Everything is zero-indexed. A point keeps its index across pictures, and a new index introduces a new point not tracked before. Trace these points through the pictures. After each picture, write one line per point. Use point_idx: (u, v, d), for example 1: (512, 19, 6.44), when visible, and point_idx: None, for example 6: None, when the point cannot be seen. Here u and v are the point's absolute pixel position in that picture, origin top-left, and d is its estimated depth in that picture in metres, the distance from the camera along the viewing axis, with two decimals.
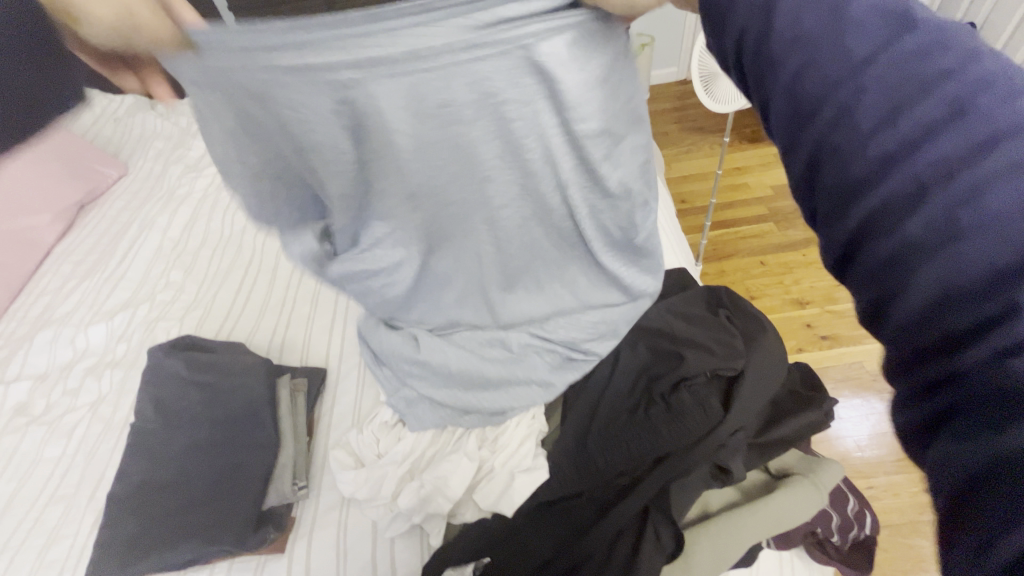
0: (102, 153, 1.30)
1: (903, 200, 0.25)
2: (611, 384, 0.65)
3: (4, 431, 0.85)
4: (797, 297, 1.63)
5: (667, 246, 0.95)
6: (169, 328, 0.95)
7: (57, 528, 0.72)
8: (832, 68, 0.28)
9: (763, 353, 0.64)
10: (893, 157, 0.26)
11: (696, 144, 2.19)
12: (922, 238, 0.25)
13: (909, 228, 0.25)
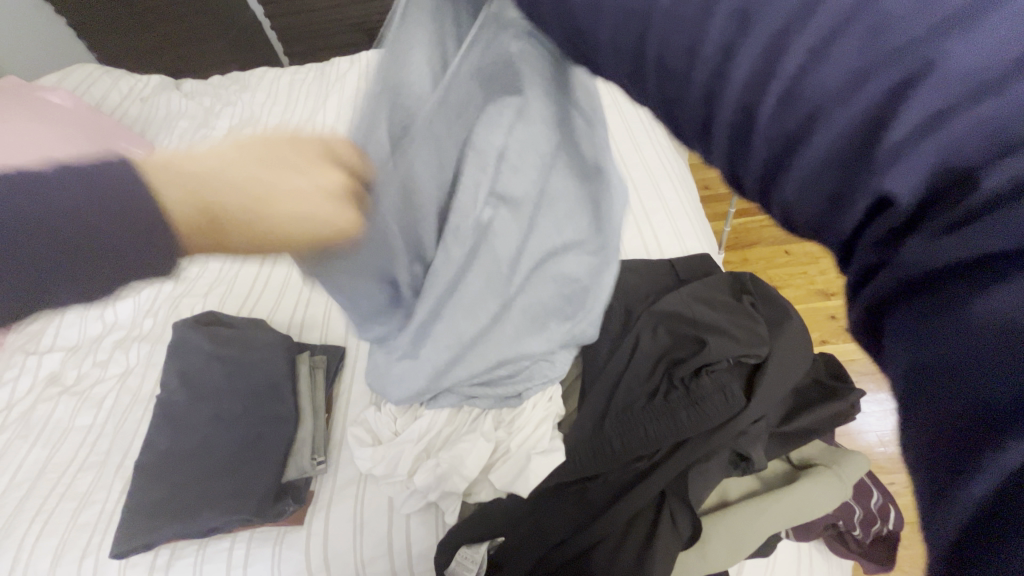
0: (130, 133, 1.32)
1: (790, 131, 0.19)
2: (629, 368, 0.64)
3: (38, 400, 0.88)
4: (824, 287, 1.59)
5: (690, 230, 0.93)
6: (193, 304, 0.97)
7: (88, 493, 0.75)
8: (667, 50, 0.21)
9: (789, 341, 0.63)
10: (743, 91, 0.20)
11: None
12: (839, 163, 0.18)
13: (822, 155, 0.19)
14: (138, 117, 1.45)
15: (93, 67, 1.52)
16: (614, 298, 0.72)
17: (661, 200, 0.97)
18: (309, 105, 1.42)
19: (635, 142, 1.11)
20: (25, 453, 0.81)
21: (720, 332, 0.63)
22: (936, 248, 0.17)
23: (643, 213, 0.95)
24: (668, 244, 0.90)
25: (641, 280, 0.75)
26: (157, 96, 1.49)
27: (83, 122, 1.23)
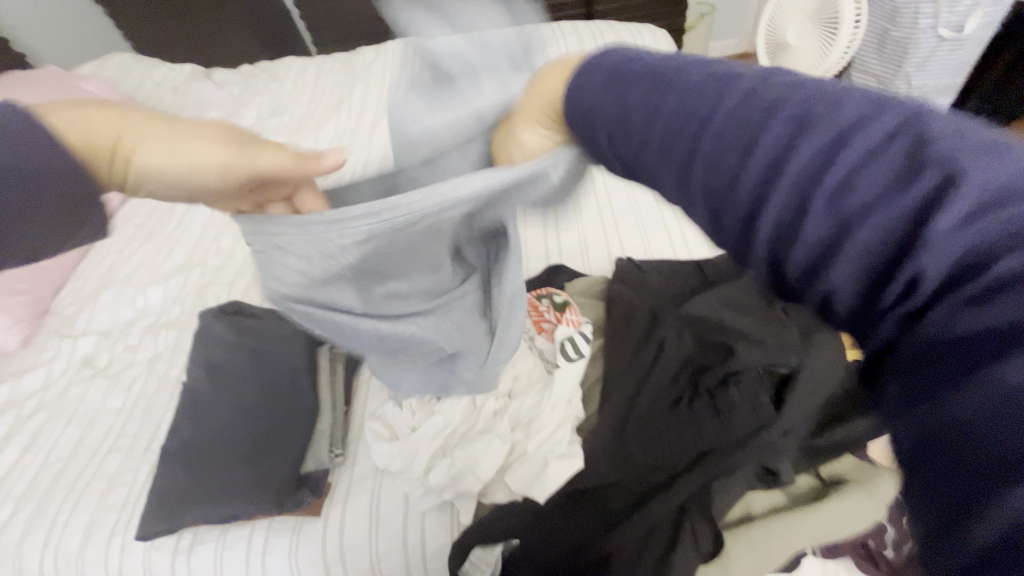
0: None
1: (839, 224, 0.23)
2: (653, 374, 0.61)
3: (73, 381, 0.91)
4: None
5: None
6: (219, 293, 0.99)
7: (117, 475, 0.77)
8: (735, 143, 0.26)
9: (823, 353, 0.60)
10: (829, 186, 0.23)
11: None
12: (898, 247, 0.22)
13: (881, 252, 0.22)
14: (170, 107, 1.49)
15: (128, 56, 1.56)
16: (639, 299, 0.70)
17: None
18: (336, 96, 1.43)
19: None
20: (58, 433, 0.84)
21: (750, 340, 0.61)
22: (955, 320, 0.20)
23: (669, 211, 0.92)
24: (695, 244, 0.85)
25: (666, 281, 0.73)
26: (189, 85, 1.52)
27: None
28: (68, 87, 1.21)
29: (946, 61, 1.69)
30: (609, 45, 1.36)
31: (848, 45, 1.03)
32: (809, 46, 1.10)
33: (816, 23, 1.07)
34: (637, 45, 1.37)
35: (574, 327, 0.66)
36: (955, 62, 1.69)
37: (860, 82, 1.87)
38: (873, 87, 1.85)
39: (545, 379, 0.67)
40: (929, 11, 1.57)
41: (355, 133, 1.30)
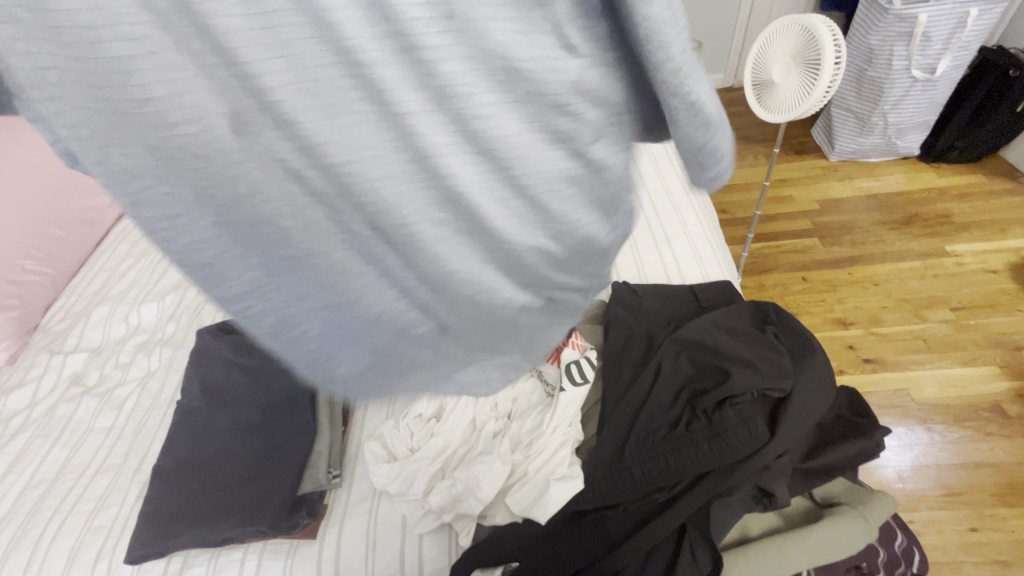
0: None
1: None
2: (651, 397, 0.63)
3: (61, 400, 0.90)
4: (840, 316, 1.60)
5: (711, 258, 0.92)
6: (215, 311, 0.99)
7: (105, 496, 0.76)
8: None
9: (815, 377, 0.62)
10: None
11: (740, 154, 2.19)
12: None
13: None
14: None
15: None
16: (635, 325, 0.72)
17: (681, 225, 0.98)
18: None
19: (657, 167, 1.12)
20: (43, 452, 0.82)
21: (744, 364, 0.63)
22: None
23: (663, 238, 0.96)
24: (689, 270, 0.89)
25: (663, 306, 0.76)
26: None
27: None
28: None
29: (919, 100, 1.85)
30: None
31: (828, 85, 1.09)
32: (792, 85, 1.15)
33: (798, 64, 1.13)
34: None
35: (578, 350, 0.68)
36: (928, 101, 1.86)
37: (839, 118, 2.02)
38: (852, 123, 2.00)
39: (545, 401, 0.68)
40: (903, 53, 1.76)
41: None
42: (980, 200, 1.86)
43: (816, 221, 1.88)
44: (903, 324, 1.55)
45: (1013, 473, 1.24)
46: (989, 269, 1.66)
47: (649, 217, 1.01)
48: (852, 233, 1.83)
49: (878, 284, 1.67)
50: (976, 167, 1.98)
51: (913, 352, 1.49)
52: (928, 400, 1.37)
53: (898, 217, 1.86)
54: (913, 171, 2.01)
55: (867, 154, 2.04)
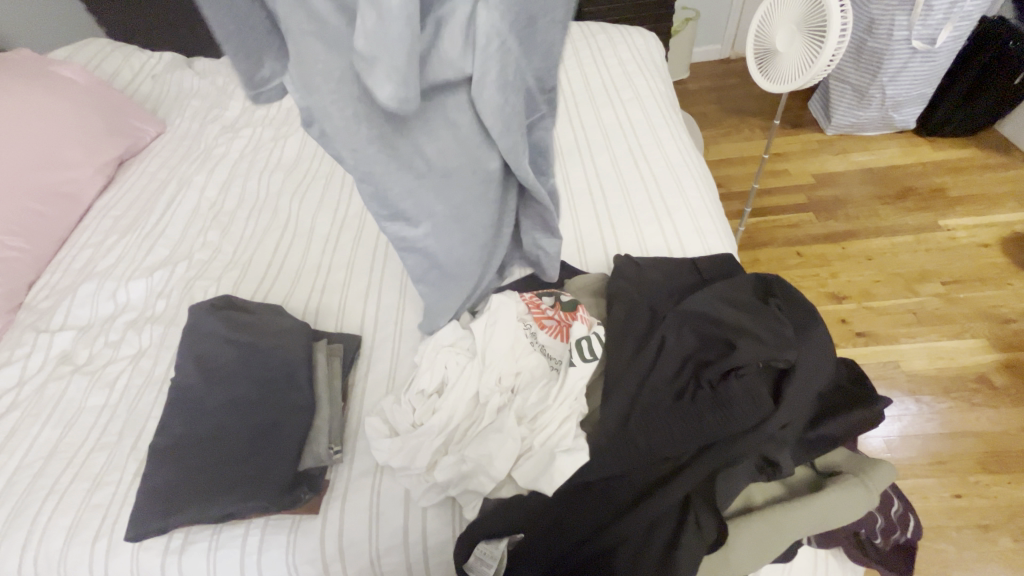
0: (142, 111, 1.37)
1: None
2: (656, 369, 0.62)
3: (50, 378, 0.88)
4: (834, 290, 1.61)
5: (713, 230, 0.91)
6: (207, 287, 0.96)
7: (101, 474, 0.75)
8: None
9: (817, 348, 0.62)
10: None
11: (736, 128, 2.20)
12: None
13: None
14: (150, 96, 1.51)
15: (108, 43, 1.60)
16: (639, 296, 0.71)
17: (682, 197, 0.97)
18: None
19: (656, 138, 1.10)
20: (35, 433, 0.81)
21: (748, 334, 0.62)
22: None
23: (665, 210, 0.94)
24: (690, 242, 0.88)
25: (667, 278, 0.75)
26: (169, 74, 1.55)
27: (96, 97, 1.27)
28: (43, 72, 1.21)
29: (917, 72, 1.84)
30: (601, 47, 1.40)
31: (831, 55, 1.06)
32: (796, 54, 1.13)
33: (802, 32, 1.10)
34: (628, 46, 1.40)
35: (587, 325, 0.68)
36: (927, 72, 1.84)
37: (837, 91, 2.00)
38: (850, 95, 1.98)
39: (550, 375, 0.68)
40: (903, 23, 1.73)
41: None
42: (976, 174, 1.86)
43: (812, 195, 1.88)
44: (895, 298, 1.57)
45: (997, 442, 1.27)
46: (981, 243, 1.68)
47: (649, 190, 0.99)
48: (847, 207, 1.83)
49: (872, 258, 1.68)
50: (971, 142, 1.98)
51: (904, 325, 1.51)
52: (917, 371, 1.40)
53: (892, 191, 1.86)
54: (909, 145, 2.00)
55: (864, 128, 2.03)
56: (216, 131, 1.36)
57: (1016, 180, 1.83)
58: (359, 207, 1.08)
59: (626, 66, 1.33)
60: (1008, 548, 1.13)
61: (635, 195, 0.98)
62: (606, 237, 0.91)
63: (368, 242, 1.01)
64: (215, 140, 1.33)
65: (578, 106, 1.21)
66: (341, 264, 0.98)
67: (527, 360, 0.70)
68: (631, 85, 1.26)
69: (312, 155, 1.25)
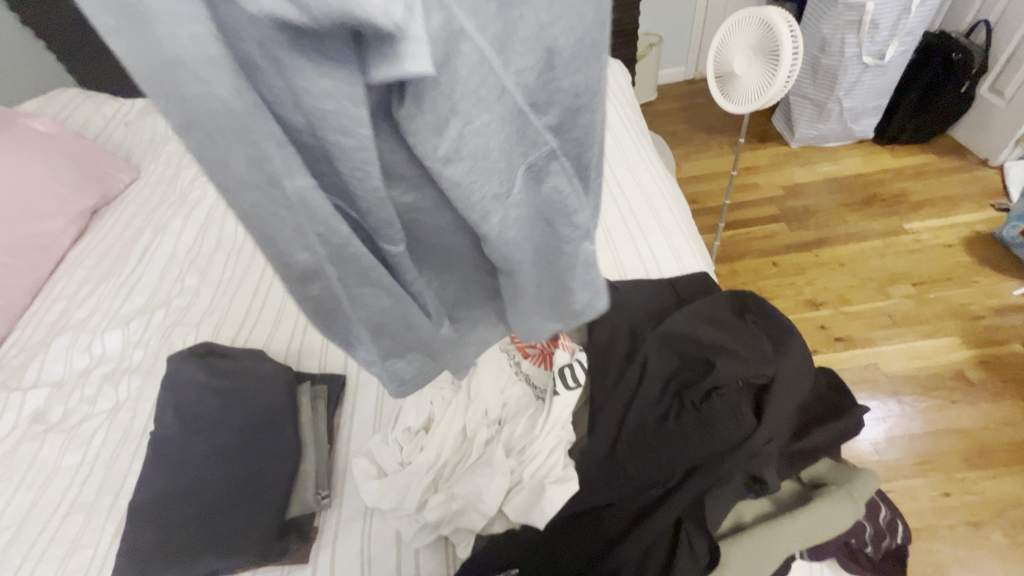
0: (115, 158, 1.36)
1: None
2: (640, 392, 0.63)
3: (22, 439, 0.85)
4: (811, 297, 1.65)
5: (686, 249, 0.94)
6: (185, 333, 0.95)
7: (79, 537, 0.72)
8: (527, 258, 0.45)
9: (794, 361, 0.64)
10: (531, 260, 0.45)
11: (705, 145, 2.28)
12: None
13: None
14: (123, 142, 1.51)
15: (78, 92, 1.61)
16: (619, 319, 0.73)
17: (655, 218, 0.99)
18: None
19: (627, 162, 1.14)
20: (7, 498, 0.78)
21: (726, 352, 0.64)
22: None
23: (639, 231, 0.97)
24: (665, 262, 0.90)
25: (646, 300, 0.77)
26: (142, 120, 1.56)
27: (66, 147, 1.26)
28: (12, 125, 1.20)
29: (871, 85, 1.93)
30: None
31: (787, 76, 1.11)
32: (754, 75, 1.18)
33: (758, 55, 1.15)
34: None
35: (569, 352, 0.68)
36: (879, 85, 1.94)
37: (797, 106, 2.09)
38: (809, 109, 2.07)
39: (534, 404, 0.68)
40: (853, 40, 1.82)
41: None
42: (934, 178, 1.95)
43: (782, 206, 1.95)
44: (869, 301, 1.61)
45: (979, 437, 1.30)
46: (945, 243, 1.74)
47: (623, 212, 1.01)
48: (816, 216, 1.89)
49: (843, 265, 1.73)
50: (928, 147, 2.07)
51: (879, 327, 1.55)
52: (896, 372, 1.44)
53: (857, 199, 1.93)
54: (869, 153, 2.09)
55: (826, 139, 2.12)
56: (191, 174, 1.36)
57: (972, 181, 1.91)
58: None
59: None
60: (999, 543, 1.14)
61: (610, 217, 1.01)
62: None
63: None
64: (190, 184, 1.33)
65: None
66: None
67: (511, 389, 0.70)
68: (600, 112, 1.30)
69: None
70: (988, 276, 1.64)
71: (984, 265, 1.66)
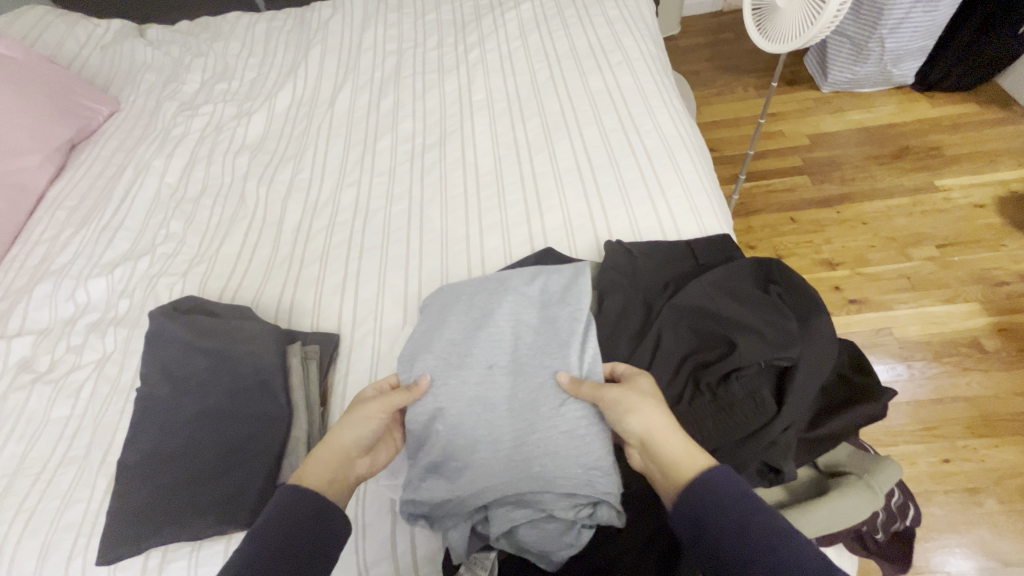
0: (92, 88, 1.26)
1: None
2: (652, 372, 0.60)
3: (10, 388, 0.82)
4: (828, 257, 1.58)
5: (708, 208, 0.86)
6: (171, 284, 0.90)
7: (71, 491, 0.71)
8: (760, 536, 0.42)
9: (819, 341, 0.59)
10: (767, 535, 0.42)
11: (729, 87, 2.11)
12: None
13: None
14: (99, 69, 1.39)
15: (51, 12, 1.48)
16: (634, 290, 0.68)
17: (676, 173, 0.91)
18: (290, 58, 1.34)
19: (648, 106, 1.03)
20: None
21: (748, 330, 0.59)
22: None
23: (657, 187, 0.89)
24: (684, 223, 0.83)
25: (663, 266, 0.70)
26: (118, 44, 1.43)
27: (37, 75, 1.16)
28: None
29: (918, 23, 1.76)
30: (587, 3, 1.30)
31: (834, 13, 0.98)
32: (797, 10, 1.04)
33: None
34: (617, 3, 1.31)
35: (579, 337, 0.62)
36: (928, 24, 1.77)
37: (835, 46, 1.92)
38: (847, 51, 1.90)
39: None
40: None
41: (314, 101, 1.21)
42: (973, 130, 1.81)
43: (806, 158, 1.83)
44: (888, 263, 1.54)
45: (987, 406, 1.27)
46: (976, 203, 1.64)
47: (641, 164, 0.92)
48: (842, 169, 1.77)
49: (866, 223, 1.64)
50: (971, 96, 1.91)
51: (896, 290, 1.49)
52: (909, 338, 1.39)
53: (889, 151, 1.80)
54: (905, 101, 1.93)
55: (862, 84, 1.96)
56: (173, 108, 1.25)
57: (1014, 135, 1.77)
58: (331, 191, 1.01)
59: (614, 26, 1.24)
60: (993, 510, 1.13)
61: (626, 169, 0.92)
62: (591, 217, 0.86)
63: (342, 230, 0.94)
64: (173, 119, 1.23)
65: (562, 71, 1.13)
66: (315, 255, 0.92)
67: (495, 360, 0.64)
68: (620, 47, 1.17)
69: (277, 133, 1.16)
70: (1017, 239, 1.55)
71: (1015, 228, 1.57)
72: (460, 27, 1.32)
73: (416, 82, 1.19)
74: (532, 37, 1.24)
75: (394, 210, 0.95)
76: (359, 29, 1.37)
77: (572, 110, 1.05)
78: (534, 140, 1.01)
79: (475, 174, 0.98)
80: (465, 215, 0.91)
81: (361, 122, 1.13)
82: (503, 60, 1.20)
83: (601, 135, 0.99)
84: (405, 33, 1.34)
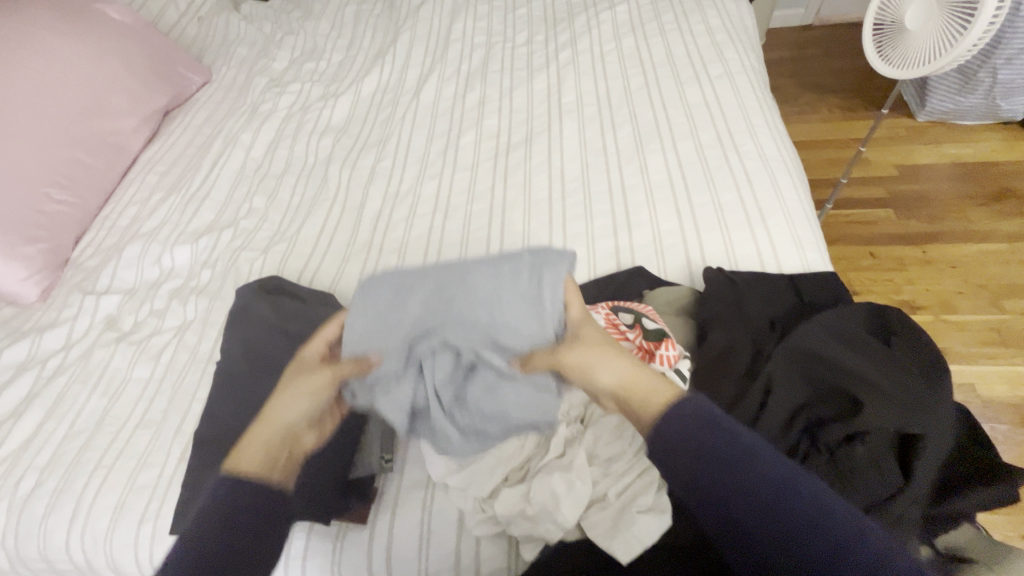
0: (189, 58, 1.30)
1: None
2: (761, 423, 0.54)
3: (95, 345, 0.85)
4: (911, 299, 1.46)
5: (811, 241, 0.80)
6: (252, 260, 0.91)
7: (146, 454, 0.73)
8: None
9: (947, 407, 0.53)
10: None
11: (815, 107, 2.00)
12: None
13: None
14: (194, 40, 1.43)
15: None
16: (738, 326, 0.62)
17: (778, 199, 0.85)
18: (378, 42, 1.34)
19: (749, 125, 0.97)
20: (81, 402, 0.79)
21: (873, 388, 0.54)
22: None
23: (756, 213, 0.83)
24: (785, 255, 0.78)
25: (767, 302, 0.65)
26: (215, 17, 1.47)
27: (141, 40, 1.20)
28: (86, 8, 1.13)
29: None
30: (687, 10, 1.25)
31: (974, 42, 0.89)
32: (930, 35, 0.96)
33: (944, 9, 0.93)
34: (718, 11, 1.24)
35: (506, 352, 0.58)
36: None
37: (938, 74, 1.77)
38: (954, 78, 1.76)
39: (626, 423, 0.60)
40: None
41: (399, 88, 1.21)
42: None
43: (893, 190, 1.71)
44: (979, 313, 1.42)
45: None
46: None
47: (739, 186, 0.87)
48: (933, 206, 1.65)
49: (955, 267, 1.52)
50: None
51: (986, 344, 1.37)
52: (997, 399, 1.28)
53: (990, 191, 1.66)
54: (1012, 139, 1.78)
55: (964, 116, 1.82)
56: (263, 84, 1.27)
57: None
58: (412, 182, 1.00)
59: (715, 35, 1.18)
60: None
61: (723, 190, 0.87)
62: (682, 238, 0.82)
63: (422, 223, 0.93)
64: (262, 94, 1.25)
65: (657, 79, 1.09)
66: (393, 246, 0.91)
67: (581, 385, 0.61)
68: (721, 58, 1.11)
69: (361, 118, 1.16)
70: None
71: None
72: (551, 24, 1.29)
73: (504, 78, 1.17)
74: (626, 41, 1.19)
75: (475, 208, 0.93)
76: (448, 19, 1.36)
77: (666, 121, 1.00)
78: (625, 149, 0.97)
79: (561, 178, 0.95)
80: (548, 221, 0.88)
81: (446, 113, 1.12)
82: (595, 62, 1.16)
83: (697, 151, 0.94)
84: (495, 26, 1.32)
